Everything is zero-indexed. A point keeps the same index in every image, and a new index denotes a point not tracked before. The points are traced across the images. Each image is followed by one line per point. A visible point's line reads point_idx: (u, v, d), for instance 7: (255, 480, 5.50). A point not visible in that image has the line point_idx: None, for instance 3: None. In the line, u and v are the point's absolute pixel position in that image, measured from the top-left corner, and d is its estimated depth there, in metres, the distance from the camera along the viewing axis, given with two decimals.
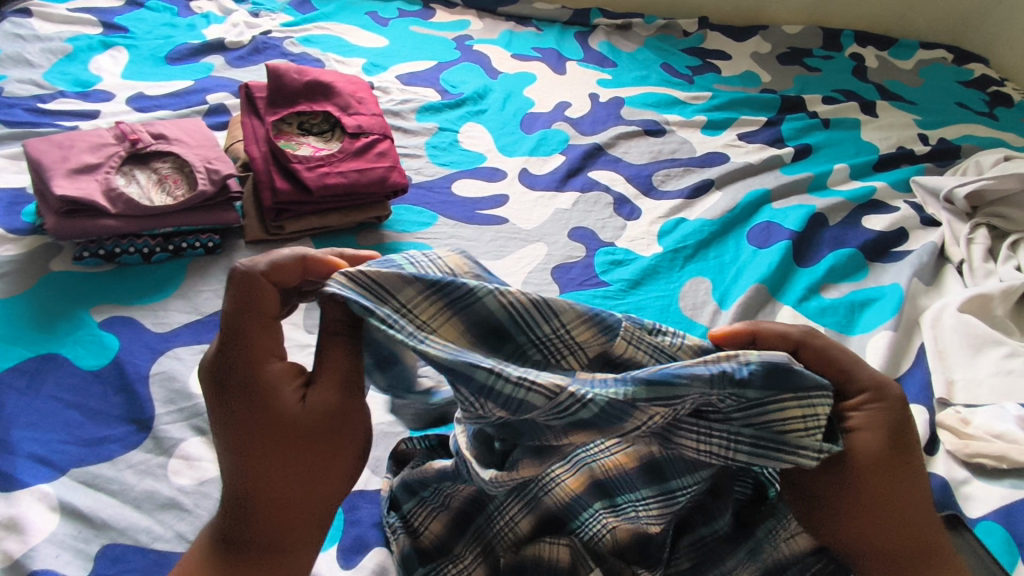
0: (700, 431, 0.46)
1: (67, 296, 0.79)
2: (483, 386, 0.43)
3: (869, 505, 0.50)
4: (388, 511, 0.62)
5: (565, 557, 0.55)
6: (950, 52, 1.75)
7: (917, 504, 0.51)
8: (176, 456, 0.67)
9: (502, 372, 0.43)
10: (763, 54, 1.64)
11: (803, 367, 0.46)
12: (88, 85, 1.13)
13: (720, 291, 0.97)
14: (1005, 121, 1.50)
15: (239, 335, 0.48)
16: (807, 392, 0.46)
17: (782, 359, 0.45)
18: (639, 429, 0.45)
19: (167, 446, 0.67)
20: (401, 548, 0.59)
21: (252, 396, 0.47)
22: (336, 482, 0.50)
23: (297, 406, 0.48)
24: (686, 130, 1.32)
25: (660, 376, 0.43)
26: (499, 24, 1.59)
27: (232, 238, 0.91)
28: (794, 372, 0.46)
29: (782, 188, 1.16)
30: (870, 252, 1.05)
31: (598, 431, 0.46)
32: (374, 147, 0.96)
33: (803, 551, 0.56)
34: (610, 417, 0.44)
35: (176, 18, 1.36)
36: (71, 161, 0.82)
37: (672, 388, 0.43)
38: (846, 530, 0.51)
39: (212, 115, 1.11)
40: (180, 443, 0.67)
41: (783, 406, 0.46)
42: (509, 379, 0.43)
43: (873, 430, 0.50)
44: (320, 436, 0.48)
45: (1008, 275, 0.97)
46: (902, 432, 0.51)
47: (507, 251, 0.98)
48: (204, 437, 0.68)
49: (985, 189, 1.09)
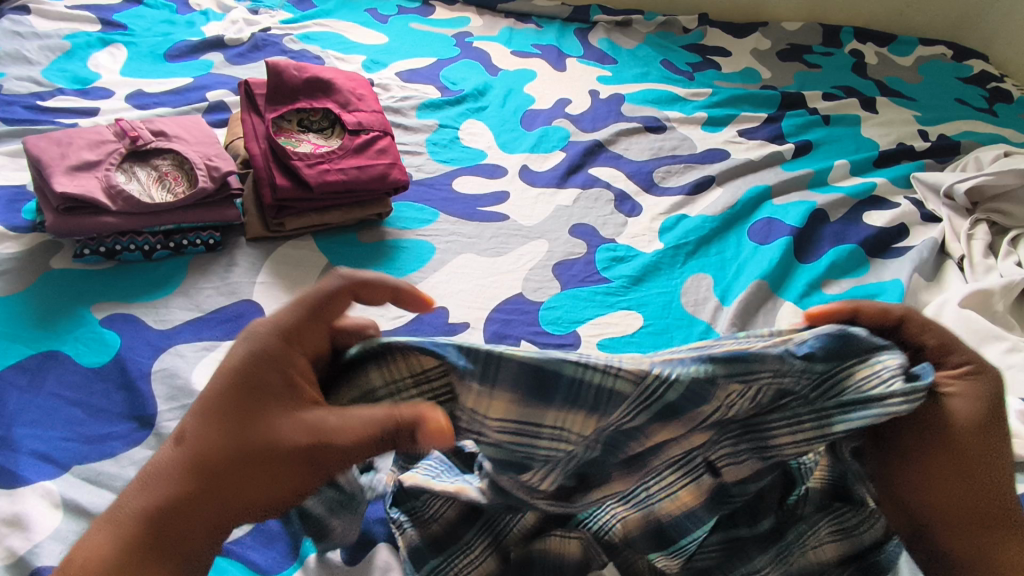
0: (780, 412, 0.49)
1: (68, 294, 0.79)
2: (572, 379, 0.47)
3: (946, 472, 0.49)
4: (394, 505, 0.61)
5: (576, 550, 0.57)
6: (950, 48, 1.75)
7: (999, 475, 0.49)
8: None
9: (588, 363, 0.47)
10: (763, 50, 1.64)
11: (861, 332, 0.49)
12: (87, 83, 1.12)
13: (722, 288, 0.97)
14: (1005, 117, 1.50)
15: (285, 330, 0.47)
16: (868, 356, 0.48)
17: (843, 330, 0.48)
18: (719, 411, 0.48)
19: None
20: (409, 542, 0.59)
21: (249, 395, 0.46)
22: (279, 503, 0.47)
23: (281, 424, 0.45)
24: (686, 127, 1.32)
25: (738, 353, 0.47)
26: (499, 21, 1.59)
27: (233, 236, 0.91)
28: (855, 338, 0.48)
29: (783, 184, 1.16)
30: (871, 248, 1.05)
31: (684, 421, 0.48)
32: (375, 144, 0.95)
33: (829, 559, 0.57)
34: (693, 397, 0.47)
35: (175, 15, 1.35)
36: (70, 157, 0.82)
37: (747, 364, 0.47)
38: (923, 496, 0.50)
39: (212, 112, 1.11)
40: None
41: (852, 373, 0.48)
42: (596, 368, 0.47)
43: (968, 399, 0.48)
44: (293, 461, 0.45)
45: (1008, 270, 0.97)
46: (995, 404, 0.49)
47: (508, 247, 0.98)
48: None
49: (985, 184, 1.09)
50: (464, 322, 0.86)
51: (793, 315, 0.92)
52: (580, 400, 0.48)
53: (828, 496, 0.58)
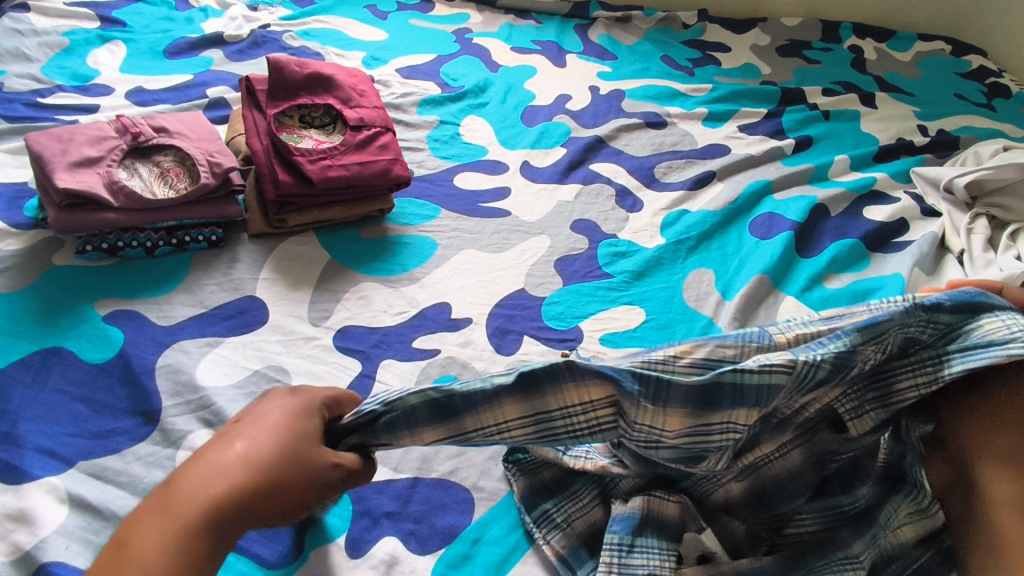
0: (909, 367, 0.53)
1: (71, 291, 0.78)
2: (733, 388, 0.51)
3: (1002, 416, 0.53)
4: (508, 459, 0.69)
5: (675, 512, 0.58)
6: (949, 44, 1.75)
7: None
8: (185, 448, 0.67)
9: (743, 369, 0.51)
10: (762, 46, 1.64)
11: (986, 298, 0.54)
12: (87, 79, 1.12)
13: (724, 283, 0.97)
14: (1004, 112, 1.50)
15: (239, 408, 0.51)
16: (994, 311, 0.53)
17: (969, 293, 0.53)
18: (858, 371, 0.53)
19: (175, 438, 0.67)
20: (520, 488, 0.66)
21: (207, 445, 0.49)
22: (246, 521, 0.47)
23: (233, 448, 0.48)
24: (687, 122, 1.32)
25: (868, 321, 0.52)
26: (498, 17, 1.59)
27: (235, 232, 0.91)
28: (976, 301, 0.53)
29: (784, 179, 1.16)
30: (871, 242, 1.05)
31: (833, 385, 0.53)
32: (376, 140, 0.95)
33: (908, 542, 0.55)
34: (840, 367, 0.51)
35: (174, 11, 1.35)
36: (72, 154, 0.82)
37: (880, 326, 0.52)
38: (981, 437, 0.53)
39: (212, 109, 1.11)
40: (188, 435, 0.67)
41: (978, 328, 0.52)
42: (751, 370, 0.50)
43: None
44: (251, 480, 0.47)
45: (1008, 264, 0.97)
46: None
47: (510, 243, 0.98)
48: (211, 429, 0.68)
49: (985, 179, 1.09)
50: (467, 317, 0.86)
51: (795, 310, 0.92)
52: (746, 400, 0.51)
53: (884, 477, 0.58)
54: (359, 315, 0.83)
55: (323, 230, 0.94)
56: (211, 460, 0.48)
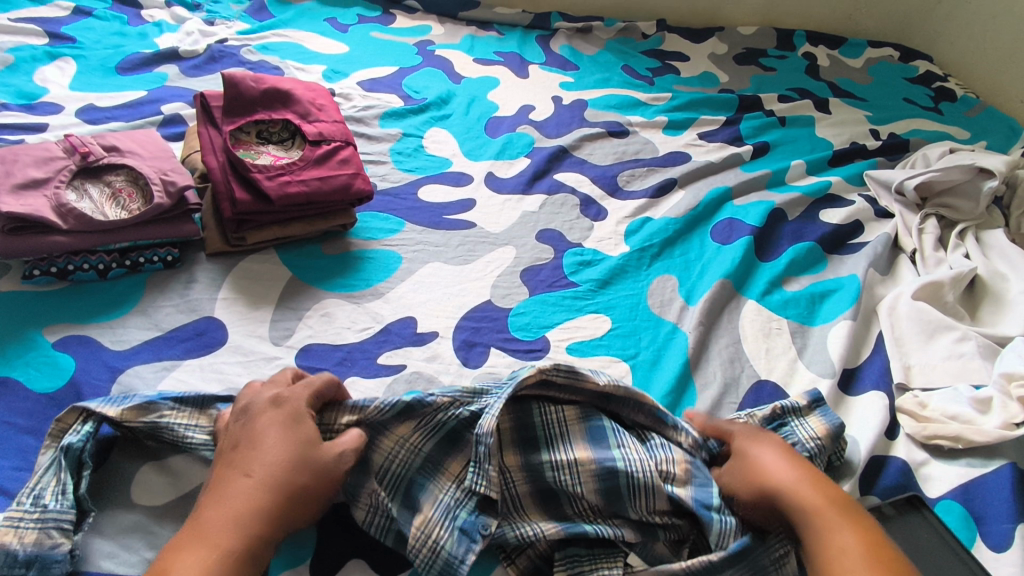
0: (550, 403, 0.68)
1: (18, 318, 0.76)
2: (439, 426, 0.66)
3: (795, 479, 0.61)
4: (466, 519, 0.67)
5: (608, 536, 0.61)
6: (896, 50, 1.82)
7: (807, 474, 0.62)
8: (133, 481, 0.64)
9: (444, 410, 0.66)
10: (719, 54, 1.68)
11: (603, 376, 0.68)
12: (34, 98, 1.09)
13: (686, 288, 0.98)
14: (950, 115, 1.56)
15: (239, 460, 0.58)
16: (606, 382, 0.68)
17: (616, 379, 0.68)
18: (541, 420, 0.67)
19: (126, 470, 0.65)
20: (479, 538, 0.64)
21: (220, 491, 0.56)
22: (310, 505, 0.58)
23: (244, 482, 0.56)
24: (648, 131, 1.34)
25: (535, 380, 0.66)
26: (460, 29, 1.60)
27: (192, 251, 0.89)
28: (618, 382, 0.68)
29: (742, 186, 1.19)
30: (828, 245, 1.08)
31: (519, 434, 0.66)
32: (337, 154, 0.94)
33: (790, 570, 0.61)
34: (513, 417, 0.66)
35: (126, 27, 1.32)
36: (16, 176, 0.79)
37: (548, 387, 0.67)
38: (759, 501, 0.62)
39: (167, 126, 1.09)
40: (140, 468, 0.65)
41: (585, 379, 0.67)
42: (454, 415, 0.66)
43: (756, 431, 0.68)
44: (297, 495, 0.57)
45: (957, 262, 1.01)
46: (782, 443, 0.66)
47: (475, 255, 0.98)
48: (155, 463, 0.65)
49: (933, 180, 1.13)
50: (433, 331, 0.85)
51: (756, 314, 0.94)
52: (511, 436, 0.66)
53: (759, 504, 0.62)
54: (322, 333, 0.82)
55: (282, 246, 0.93)
56: (238, 481, 0.56)
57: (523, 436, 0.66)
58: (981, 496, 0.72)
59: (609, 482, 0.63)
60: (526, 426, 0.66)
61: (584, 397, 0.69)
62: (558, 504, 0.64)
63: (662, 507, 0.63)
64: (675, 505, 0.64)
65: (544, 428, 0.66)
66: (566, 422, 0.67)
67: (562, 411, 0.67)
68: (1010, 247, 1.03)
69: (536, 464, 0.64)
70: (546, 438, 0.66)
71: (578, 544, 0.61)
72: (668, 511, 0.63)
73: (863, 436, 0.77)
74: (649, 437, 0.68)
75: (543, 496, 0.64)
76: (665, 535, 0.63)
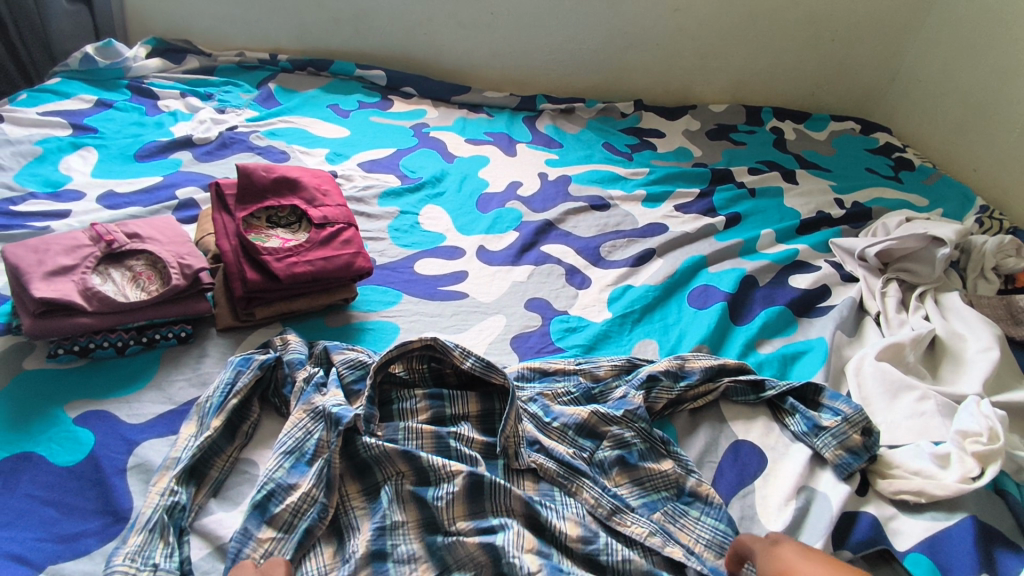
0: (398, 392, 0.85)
1: (40, 395, 0.80)
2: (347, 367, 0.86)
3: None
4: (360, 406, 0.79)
5: (423, 411, 0.83)
6: (858, 124, 1.96)
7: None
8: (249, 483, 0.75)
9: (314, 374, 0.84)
10: (693, 130, 1.82)
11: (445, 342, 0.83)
12: (59, 186, 1.18)
13: (667, 350, 1.05)
14: (910, 183, 1.67)
15: None
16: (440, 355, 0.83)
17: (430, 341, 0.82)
18: (411, 399, 0.83)
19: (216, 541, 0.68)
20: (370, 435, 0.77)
21: None
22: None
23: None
24: (628, 204, 1.44)
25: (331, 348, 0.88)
26: (453, 111, 1.73)
27: (204, 327, 0.94)
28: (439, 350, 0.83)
29: (716, 253, 1.27)
30: (798, 308, 1.16)
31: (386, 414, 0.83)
32: (340, 236, 1.02)
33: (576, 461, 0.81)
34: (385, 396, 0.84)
35: (144, 116, 1.44)
36: (47, 264, 0.84)
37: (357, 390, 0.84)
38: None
39: (181, 210, 1.17)
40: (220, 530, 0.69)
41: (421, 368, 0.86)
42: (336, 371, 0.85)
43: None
44: None
45: (917, 323, 1.09)
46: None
47: (468, 324, 1.05)
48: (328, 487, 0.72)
49: (892, 247, 1.23)
50: None
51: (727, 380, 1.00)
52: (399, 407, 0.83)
53: (475, 381, 0.87)
54: None
55: (288, 320, 0.99)
56: None
57: (385, 403, 0.84)
58: (946, 549, 0.76)
59: (429, 413, 0.83)
60: (386, 402, 0.84)
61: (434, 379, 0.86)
62: (374, 462, 0.75)
63: (479, 451, 0.80)
64: (565, 470, 0.79)
65: (398, 403, 0.83)
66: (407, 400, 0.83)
67: (345, 286, 1.01)
68: (966, 309, 1.11)
69: (438, 398, 0.84)
70: (408, 411, 0.83)
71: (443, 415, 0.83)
72: (560, 475, 0.79)
73: (836, 492, 0.81)
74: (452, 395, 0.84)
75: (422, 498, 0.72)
76: (603, 439, 0.83)
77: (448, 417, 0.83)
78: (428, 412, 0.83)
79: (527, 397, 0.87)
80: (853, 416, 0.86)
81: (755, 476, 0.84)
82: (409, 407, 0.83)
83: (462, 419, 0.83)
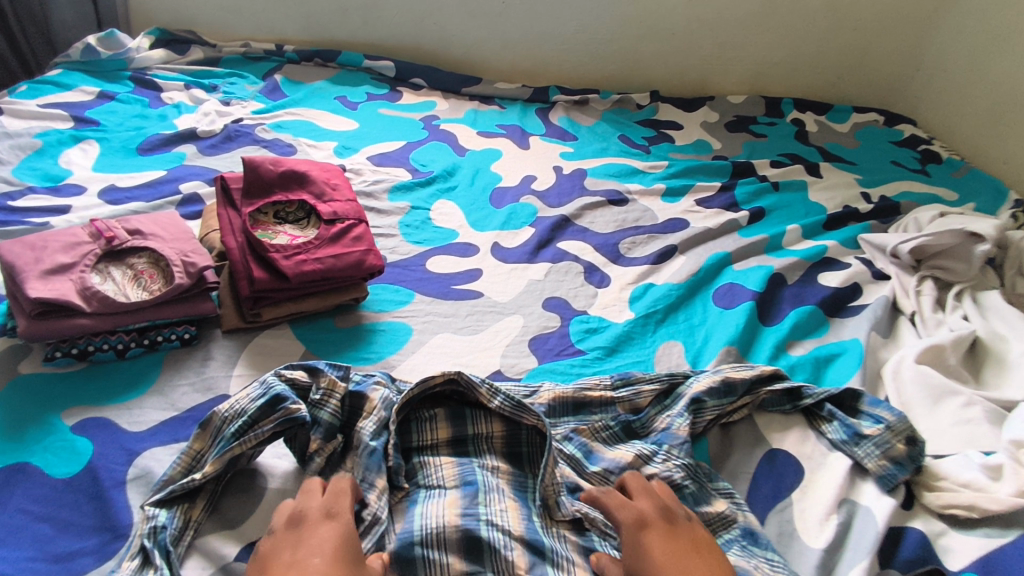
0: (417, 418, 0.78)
1: (36, 400, 0.75)
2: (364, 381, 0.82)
3: None
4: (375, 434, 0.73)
5: (443, 435, 0.77)
6: (881, 115, 1.89)
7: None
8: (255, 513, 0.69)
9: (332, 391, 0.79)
10: (711, 122, 1.76)
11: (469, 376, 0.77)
12: (59, 180, 1.14)
13: (692, 353, 1.00)
14: (938, 177, 1.61)
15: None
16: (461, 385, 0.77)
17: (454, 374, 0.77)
18: (431, 426, 0.77)
19: (218, 561, 0.63)
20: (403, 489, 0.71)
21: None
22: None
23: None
24: (646, 199, 1.39)
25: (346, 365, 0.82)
26: (464, 103, 1.68)
27: (208, 328, 0.90)
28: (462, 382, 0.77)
29: (741, 250, 1.22)
30: (829, 308, 1.11)
31: (406, 441, 0.76)
32: (350, 232, 0.97)
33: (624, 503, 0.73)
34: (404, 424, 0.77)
35: (146, 109, 1.40)
36: (45, 262, 0.80)
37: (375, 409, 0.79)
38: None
39: (185, 205, 1.13)
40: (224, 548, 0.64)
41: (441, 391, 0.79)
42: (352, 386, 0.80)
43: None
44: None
45: (956, 324, 1.04)
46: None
47: (484, 325, 1.00)
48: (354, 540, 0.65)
49: (926, 244, 1.17)
50: None
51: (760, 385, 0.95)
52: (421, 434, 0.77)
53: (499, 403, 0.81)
54: None
55: (297, 321, 0.95)
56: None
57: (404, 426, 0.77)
58: (1001, 568, 0.70)
59: (449, 439, 0.77)
60: (406, 430, 0.77)
61: (454, 402, 0.80)
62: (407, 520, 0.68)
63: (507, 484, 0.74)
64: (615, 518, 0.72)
65: (417, 431, 0.77)
66: (426, 425, 0.77)
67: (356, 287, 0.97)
68: (1008, 309, 1.05)
69: (460, 422, 0.78)
70: (429, 441, 0.76)
71: (465, 442, 0.77)
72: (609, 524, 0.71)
73: (880, 506, 0.76)
74: (475, 420, 0.78)
75: (470, 544, 0.65)
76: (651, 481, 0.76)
77: (469, 445, 0.77)
78: (450, 440, 0.77)
79: (562, 436, 0.80)
80: (895, 424, 0.81)
81: (792, 489, 0.79)
82: (429, 432, 0.77)
83: (486, 443, 0.77)
